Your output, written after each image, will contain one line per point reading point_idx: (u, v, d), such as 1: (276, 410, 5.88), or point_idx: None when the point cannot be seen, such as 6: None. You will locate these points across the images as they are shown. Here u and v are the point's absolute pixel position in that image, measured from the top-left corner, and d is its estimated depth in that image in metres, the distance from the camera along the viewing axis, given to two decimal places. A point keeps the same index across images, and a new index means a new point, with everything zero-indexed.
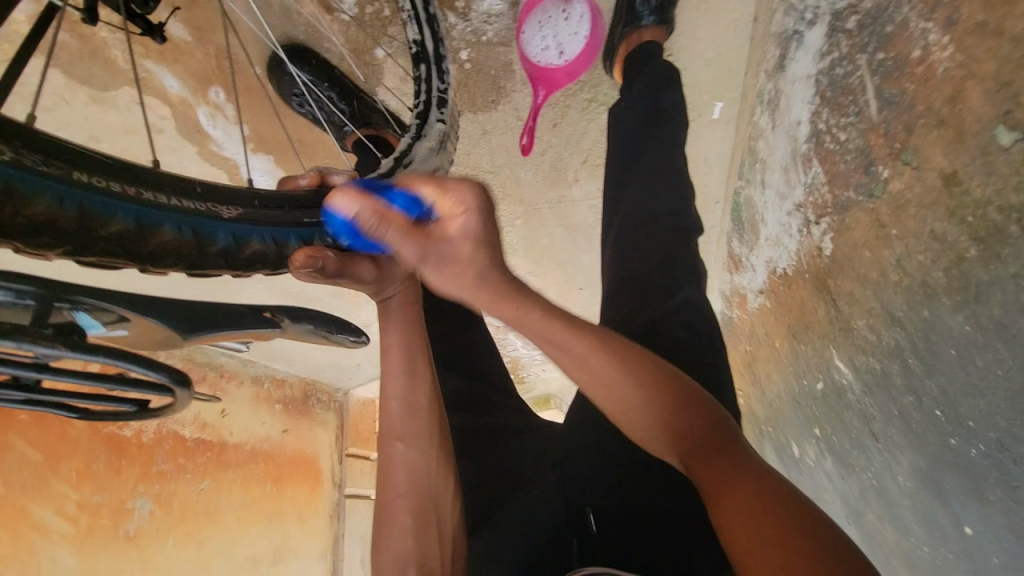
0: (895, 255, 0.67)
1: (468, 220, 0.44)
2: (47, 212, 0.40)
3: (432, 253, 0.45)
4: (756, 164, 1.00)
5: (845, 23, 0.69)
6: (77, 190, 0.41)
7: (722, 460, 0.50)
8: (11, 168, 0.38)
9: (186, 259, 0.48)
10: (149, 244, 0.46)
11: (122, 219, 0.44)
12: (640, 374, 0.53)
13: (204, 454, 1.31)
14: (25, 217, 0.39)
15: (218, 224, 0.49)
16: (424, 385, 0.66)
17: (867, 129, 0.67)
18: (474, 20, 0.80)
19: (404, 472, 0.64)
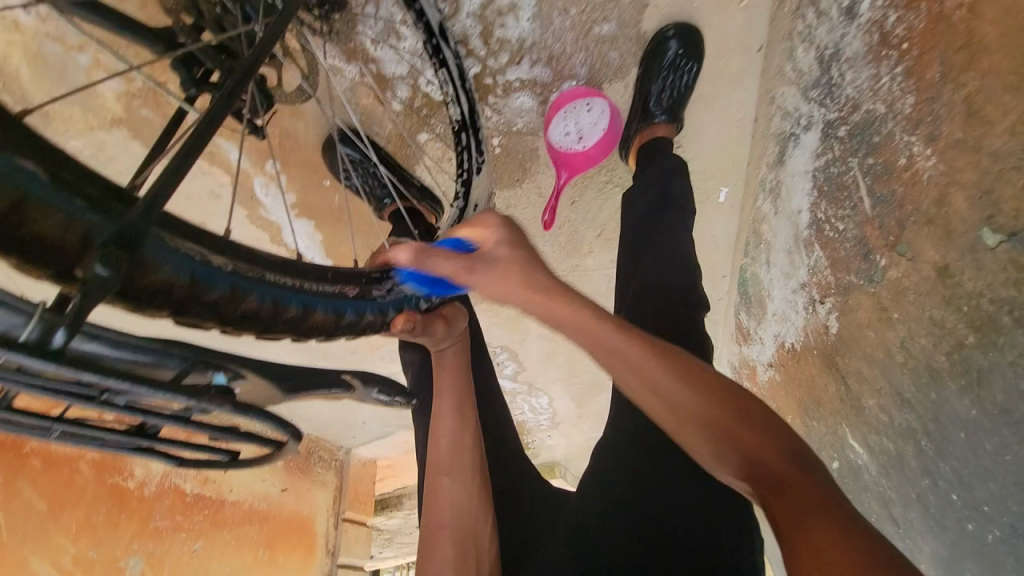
0: (899, 338, 0.71)
1: (500, 234, 0.54)
2: (252, 303, 0.48)
3: (477, 264, 0.52)
4: (760, 244, 1.07)
5: (837, 131, 0.77)
6: (268, 286, 0.49)
7: (828, 529, 0.41)
8: (221, 270, 0.46)
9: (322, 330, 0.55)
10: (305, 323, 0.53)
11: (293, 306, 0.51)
12: (707, 389, 0.49)
13: (202, 511, 1.27)
14: (235, 310, 0.47)
15: (348, 302, 0.56)
16: (471, 427, 0.73)
17: (863, 222, 0.74)
18: (506, 113, 0.90)
19: (448, 506, 0.69)
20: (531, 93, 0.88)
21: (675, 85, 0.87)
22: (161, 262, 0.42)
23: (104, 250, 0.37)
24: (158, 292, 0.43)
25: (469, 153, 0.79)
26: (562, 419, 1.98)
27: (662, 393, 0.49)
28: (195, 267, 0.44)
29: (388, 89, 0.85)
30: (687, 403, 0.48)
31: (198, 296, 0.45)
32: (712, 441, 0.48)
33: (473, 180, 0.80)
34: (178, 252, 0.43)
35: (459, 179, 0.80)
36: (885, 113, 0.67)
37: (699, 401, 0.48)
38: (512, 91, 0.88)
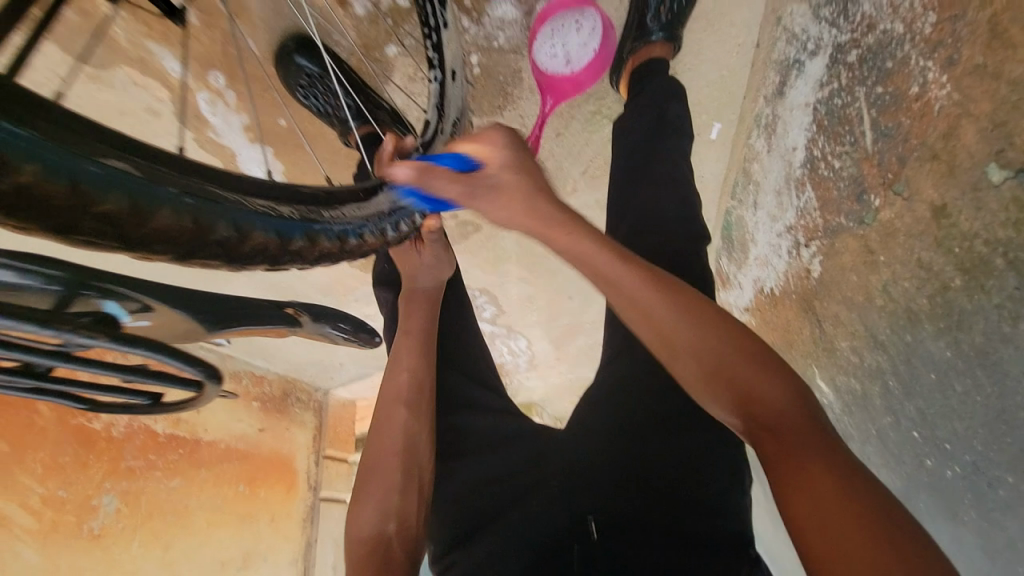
0: (882, 281, 0.70)
1: (506, 156, 0.46)
2: (161, 220, 0.36)
3: (475, 191, 0.46)
4: (749, 185, 1.03)
5: (846, 56, 0.70)
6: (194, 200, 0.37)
7: (820, 479, 0.41)
8: (110, 172, 0.33)
9: (271, 258, 0.43)
10: (245, 249, 0.41)
11: (227, 226, 0.39)
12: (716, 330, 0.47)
13: (176, 450, 1.26)
14: (141, 229, 0.35)
15: (297, 224, 0.43)
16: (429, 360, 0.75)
17: (861, 159, 0.70)
18: (487, 26, 0.80)
19: (401, 432, 0.71)
20: (514, 3, 0.78)
21: None
22: (22, 157, 0.29)
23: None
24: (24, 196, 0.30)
25: (433, 4, 0.61)
26: (540, 361, 2.01)
27: (664, 321, 0.48)
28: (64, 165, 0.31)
29: None
30: (693, 347, 0.47)
31: (84, 209, 0.33)
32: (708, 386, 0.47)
33: (443, 38, 0.62)
34: (30, 139, 0.30)
35: (426, 41, 0.62)
36: (902, 34, 0.61)
37: (704, 351, 0.47)
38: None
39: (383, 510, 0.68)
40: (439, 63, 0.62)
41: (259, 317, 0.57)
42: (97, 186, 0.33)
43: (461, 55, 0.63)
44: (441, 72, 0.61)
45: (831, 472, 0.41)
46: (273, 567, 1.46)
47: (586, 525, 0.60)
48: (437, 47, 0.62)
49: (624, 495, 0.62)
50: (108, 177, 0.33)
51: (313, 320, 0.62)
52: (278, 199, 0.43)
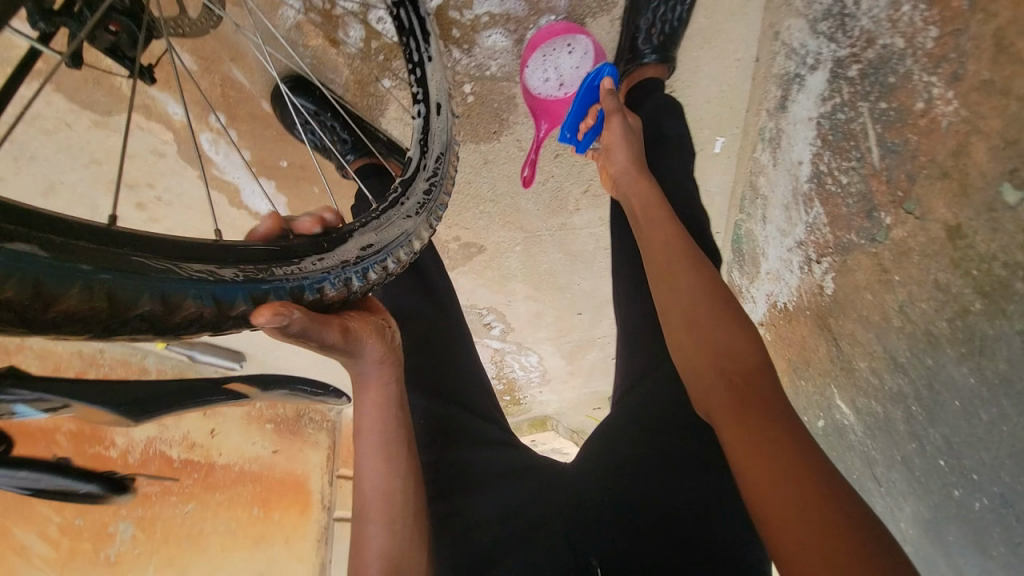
0: (898, 301, 0.66)
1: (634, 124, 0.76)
2: (68, 305, 0.38)
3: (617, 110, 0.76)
4: (757, 200, 1.00)
5: (847, 71, 0.68)
6: (113, 277, 0.40)
7: (785, 455, 0.49)
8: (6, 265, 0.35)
9: (210, 324, 0.46)
10: (177, 318, 0.44)
11: (147, 300, 0.41)
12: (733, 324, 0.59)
13: (192, 475, 1.29)
14: (47, 313, 0.38)
15: (234, 288, 0.46)
16: (403, 466, 0.61)
17: (869, 175, 0.67)
18: (478, 55, 0.80)
19: (377, 557, 0.58)
20: (505, 31, 0.78)
21: (666, 18, 0.78)
22: None
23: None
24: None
25: (416, 39, 0.61)
26: (552, 376, 1.99)
27: (693, 308, 0.61)
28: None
29: (339, 28, 0.75)
30: (718, 337, 0.59)
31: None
32: (713, 363, 0.58)
33: (427, 72, 0.62)
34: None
35: (412, 76, 0.62)
36: (903, 49, 0.61)
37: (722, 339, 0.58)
38: (482, 29, 0.77)
39: None
40: (425, 98, 0.61)
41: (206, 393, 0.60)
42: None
43: (445, 86, 0.62)
44: (427, 107, 0.61)
45: (779, 429, 0.51)
46: None
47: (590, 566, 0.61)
48: (422, 81, 0.62)
49: (633, 536, 0.61)
50: (15, 265, 0.36)
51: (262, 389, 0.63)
52: (211, 264, 0.46)
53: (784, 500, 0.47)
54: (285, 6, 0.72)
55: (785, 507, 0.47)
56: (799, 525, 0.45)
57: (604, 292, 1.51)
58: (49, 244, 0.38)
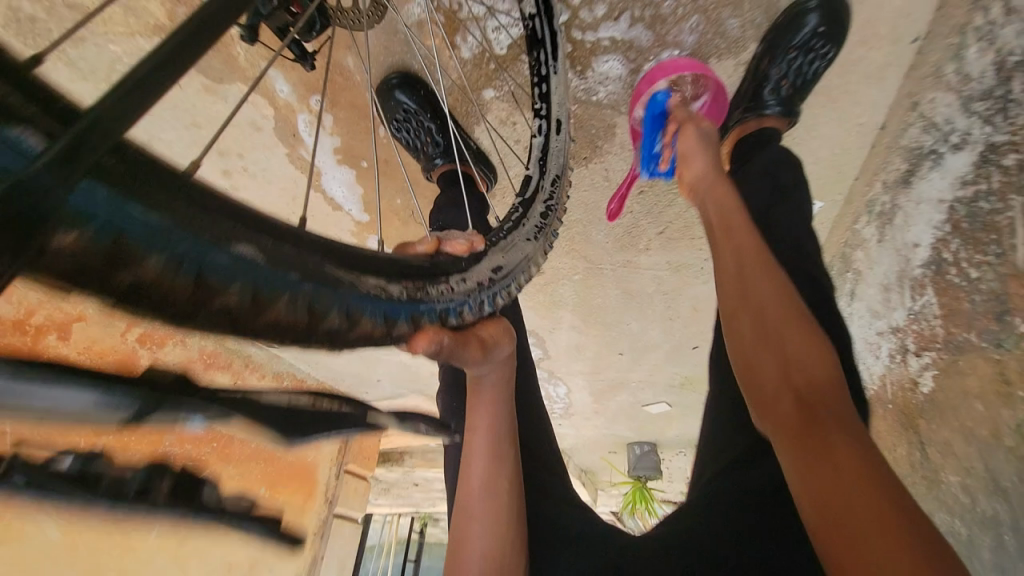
0: (1017, 420, 0.61)
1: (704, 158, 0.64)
2: (284, 312, 0.34)
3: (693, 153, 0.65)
4: (847, 273, 0.95)
5: (1001, 157, 0.61)
6: (216, 257, 0.29)
7: (870, 516, 0.36)
8: (237, 262, 0.30)
9: (292, 335, 0.35)
10: (259, 322, 0.33)
11: (237, 290, 0.31)
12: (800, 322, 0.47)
13: (211, 444, 1.28)
14: (258, 319, 0.33)
15: (339, 296, 0.36)
16: (508, 470, 0.56)
17: (1008, 275, 0.60)
18: (590, 79, 0.77)
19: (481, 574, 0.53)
20: (622, 59, 0.75)
21: (800, 71, 0.74)
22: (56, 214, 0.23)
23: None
24: (145, 292, 0.28)
25: (545, 52, 0.61)
26: (577, 410, 1.91)
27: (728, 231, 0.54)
28: (172, 242, 0.27)
29: (457, 32, 0.74)
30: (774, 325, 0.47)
31: (204, 302, 0.30)
32: (756, 331, 0.48)
33: (552, 87, 0.62)
34: (116, 205, 0.25)
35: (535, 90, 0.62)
36: None
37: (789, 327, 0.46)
38: (601, 54, 0.74)
39: None
40: (547, 112, 0.62)
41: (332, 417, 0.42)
42: (191, 263, 0.28)
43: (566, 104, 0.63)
44: (547, 123, 0.61)
45: (847, 444, 0.40)
46: None
47: None
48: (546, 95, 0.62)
49: None
50: (127, 219, 0.26)
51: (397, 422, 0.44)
52: (327, 263, 0.36)
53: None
54: (411, 3, 0.71)
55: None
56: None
57: (653, 336, 1.44)
58: (248, 230, 0.31)
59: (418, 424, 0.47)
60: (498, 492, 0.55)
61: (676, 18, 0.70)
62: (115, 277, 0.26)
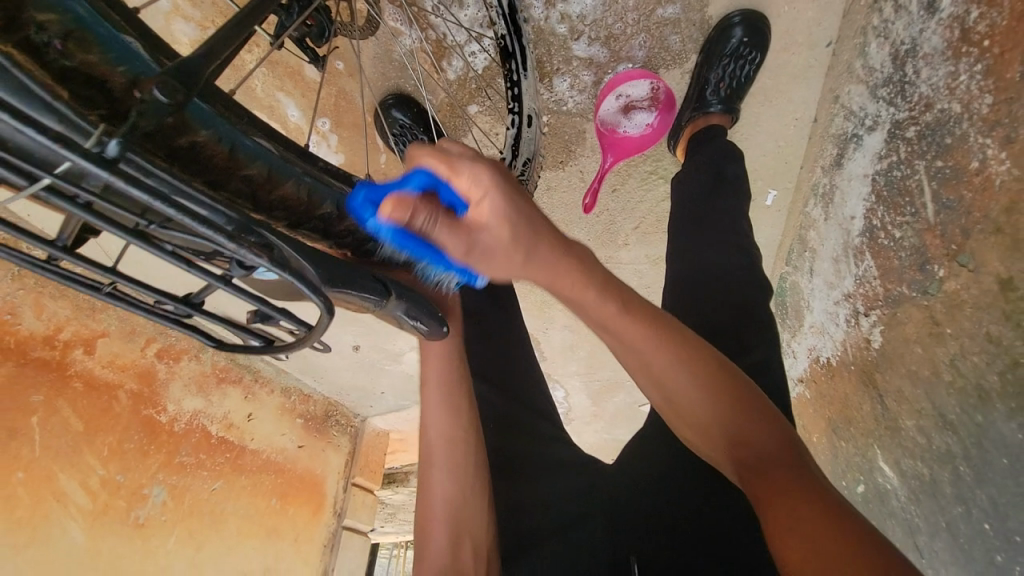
0: (949, 355, 0.68)
1: (495, 203, 0.38)
2: (288, 192, 0.47)
3: (482, 254, 0.40)
4: (805, 253, 1.04)
5: (905, 131, 0.74)
6: (249, 142, 0.43)
7: (803, 498, 0.44)
8: (262, 150, 0.44)
9: (291, 213, 0.48)
10: (273, 194, 0.46)
11: (260, 165, 0.44)
12: (692, 355, 0.48)
13: (224, 454, 1.33)
14: (270, 195, 0.46)
15: (330, 193, 0.50)
16: (462, 420, 0.71)
17: (924, 230, 0.71)
18: (558, 93, 0.90)
19: (442, 498, 0.70)
20: (587, 73, 0.88)
21: (735, 75, 0.87)
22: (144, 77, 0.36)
23: (161, 79, 0.35)
24: (202, 160, 0.41)
25: (516, 60, 0.74)
26: (576, 415, 1.96)
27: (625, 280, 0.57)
28: (227, 131, 0.42)
29: (444, 57, 0.88)
30: (677, 385, 0.48)
31: (234, 173, 0.43)
32: (700, 426, 0.50)
33: (523, 88, 0.76)
34: (197, 102, 0.40)
35: (509, 92, 0.76)
36: (959, 113, 0.64)
37: (614, 307, 0.46)
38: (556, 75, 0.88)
39: None
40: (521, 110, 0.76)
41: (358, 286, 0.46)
42: (229, 142, 0.42)
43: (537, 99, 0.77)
44: (522, 119, 0.76)
45: (806, 490, 0.45)
46: None
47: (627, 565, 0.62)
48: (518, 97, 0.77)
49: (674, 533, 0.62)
50: (198, 107, 0.40)
51: (397, 299, 0.49)
52: (325, 170, 0.51)
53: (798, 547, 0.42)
54: (404, 35, 0.84)
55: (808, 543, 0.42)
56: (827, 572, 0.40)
57: None
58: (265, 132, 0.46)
59: (398, 312, 0.50)
60: (453, 433, 0.71)
61: (626, 37, 0.84)
62: (179, 146, 0.39)
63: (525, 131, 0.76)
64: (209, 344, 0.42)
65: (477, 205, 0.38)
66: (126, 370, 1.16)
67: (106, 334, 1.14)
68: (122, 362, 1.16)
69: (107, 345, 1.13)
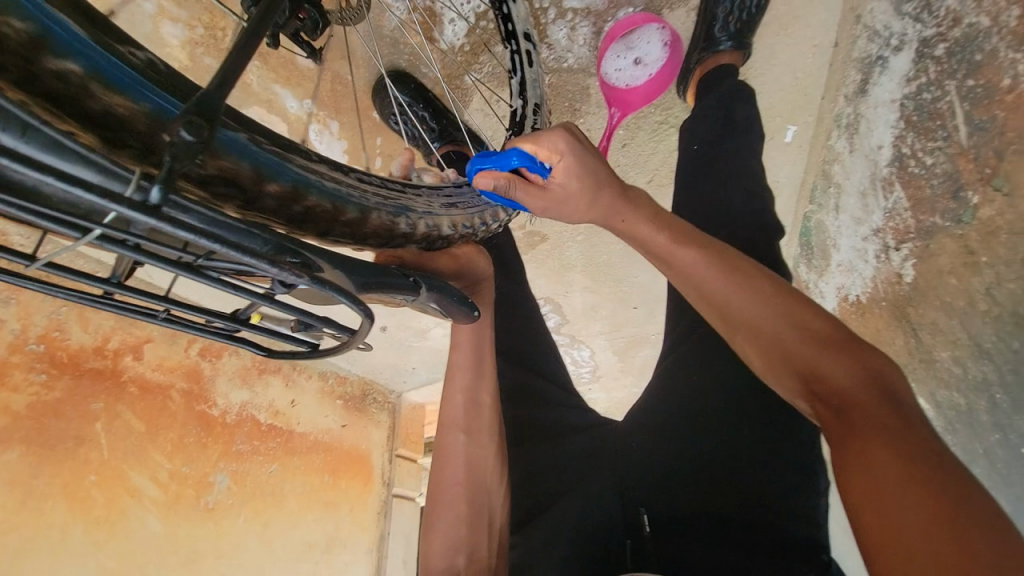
0: (985, 284, 0.66)
1: (565, 161, 0.54)
2: (376, 222, 0.56)
3: (550, 205, 0.56)
4: (830, 188, 0.98)
5: (933, 49, 0.71)
6: (312, 181, 0.50)
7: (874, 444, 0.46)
8: (341, 191, 0.52)
9: (380, 237, 0.57)
10: (364, 228, 0.55)
11: (349, 208, 0.53)
12: (841, 347, 0.52)
13: (275, 438, 1.41)
14: (364, 228, 0.55)
15: (400, 209, 0.58)
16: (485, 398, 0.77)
17: (957, 154, 0.68)
18: (557, 48, 0.86)
19: (462, 464, 0.75)
20: (588, 24, 0.84)
21: (743, 6, 0.85)
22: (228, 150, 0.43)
23: (183, 118, 0.31)
24: (308, 213, 0.50)
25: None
26: (603, 373, 1.91)
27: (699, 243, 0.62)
28: (306, 179, 0.49)
29: (436, 26, 0.85)
30: (741, 303, 0.58)
31: (337, 217, 0.52)
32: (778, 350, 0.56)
33: (515, 13, 0.72)
34: (260, 151, 0.46)
35: (504, 27, 0.73)
36: (989, 27, 0.64)
37: (661, 236, 0.60)
38: (550, 23, 0.84)
39: (453, 544, 0.72)
40: (518, 48, 0.73)
41: (388, 283, 0.51)
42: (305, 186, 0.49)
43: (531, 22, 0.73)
44: (522, 58, 0.73)
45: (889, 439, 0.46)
46: (351, 556, 1.56)
47: (638, 517, 0.68)
48: (513, 32, 0.73)
49: (699, 485, 0.65)
50: (261, 158, 0.46)
51: (428, 290, 0.55)
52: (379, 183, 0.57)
53: (885, 516, 0.44)
54: (394, 7, 0.82)
55: (870, 481, 0.46)
56: (903, 520, 0.43)
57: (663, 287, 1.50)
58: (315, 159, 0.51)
59: (430, 301, 0.57)
60: (479, 408, 0.76)
61: None
62: (293, 206, 0.49)
63: (525, 81, 0.73)
64: (258, 353, 0.46)
65: (557, 165, 0.54)
66: (174, 371, 1.22)
67: (151, 339, 1.19)
68: (170, 364, 1.22)
69: (154, 349, 1.19)
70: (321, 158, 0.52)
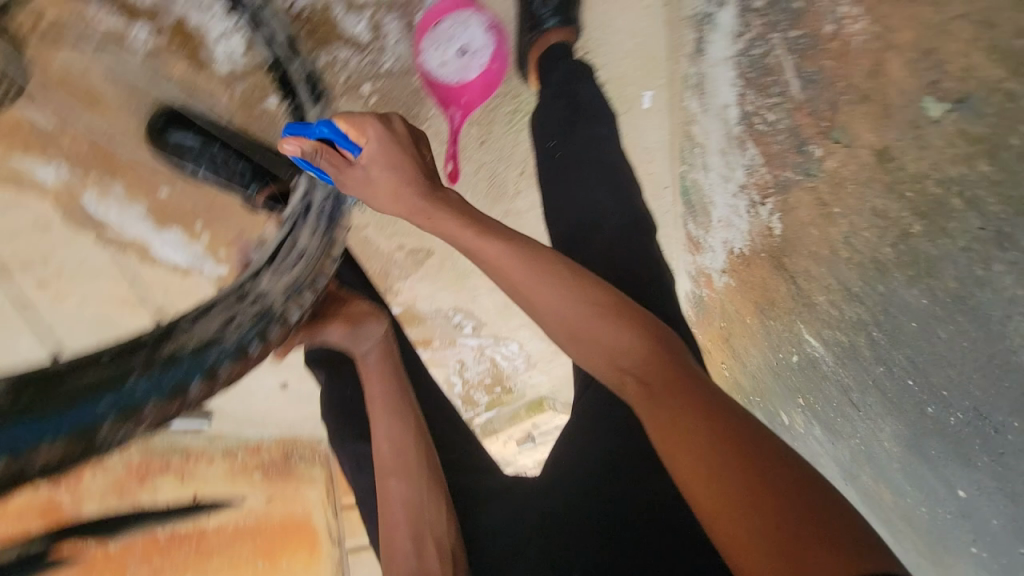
0: (843, 233, 0.67)
1: (372, 147, 0.56)
2: (153, 411, 0.43)
3: (356, 183, 0.57)
4: (695, 148, 0.91)
5: (753, 2, 0.71)
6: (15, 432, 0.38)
7: (698, 429, 0.48)
8: (82, 410, 0.40)
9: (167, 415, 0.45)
10: (142, 424, 0.43)
11: (105, 421, 0.41)
12: (639, 325, 0.55)
13: (183, 548, 1.11)
14: (145, 424, 0.43)
15: (182, 370, 0.44)
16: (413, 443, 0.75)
17: (794, 108, 0.69)
18: (368, 51, 0.74)
19: (401, 505, 0.74)
20: (397, 18, 0.73)
21: None
22: None
23: None
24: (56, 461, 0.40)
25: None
26: None
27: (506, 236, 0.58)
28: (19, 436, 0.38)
29: (203, 49, 0.69)
30: (547, 301, 0.56)
31: (95, 445, 0.41)
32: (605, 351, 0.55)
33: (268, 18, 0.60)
34: None
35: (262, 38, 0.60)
36: None
37: (468, 232, 0.58)
38: (338, 14, 0.70)
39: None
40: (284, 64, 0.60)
41: None
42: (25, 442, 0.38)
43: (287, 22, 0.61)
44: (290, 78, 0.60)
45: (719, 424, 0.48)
46: None
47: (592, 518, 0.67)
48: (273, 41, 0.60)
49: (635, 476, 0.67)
50: None
51: None
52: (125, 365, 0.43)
53: (719, 497, 0.45)
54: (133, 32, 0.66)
55: (699, 466, 0.47)
56: (732, 514, 0.44)
57: None
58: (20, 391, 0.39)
59: None
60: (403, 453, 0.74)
61: None
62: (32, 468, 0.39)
63: (301, 108, 0.59)
64: None
65: (365, 146, 0.56)
66: None
67: None
68: None
69: None
70: (36, 378, 0.41)
